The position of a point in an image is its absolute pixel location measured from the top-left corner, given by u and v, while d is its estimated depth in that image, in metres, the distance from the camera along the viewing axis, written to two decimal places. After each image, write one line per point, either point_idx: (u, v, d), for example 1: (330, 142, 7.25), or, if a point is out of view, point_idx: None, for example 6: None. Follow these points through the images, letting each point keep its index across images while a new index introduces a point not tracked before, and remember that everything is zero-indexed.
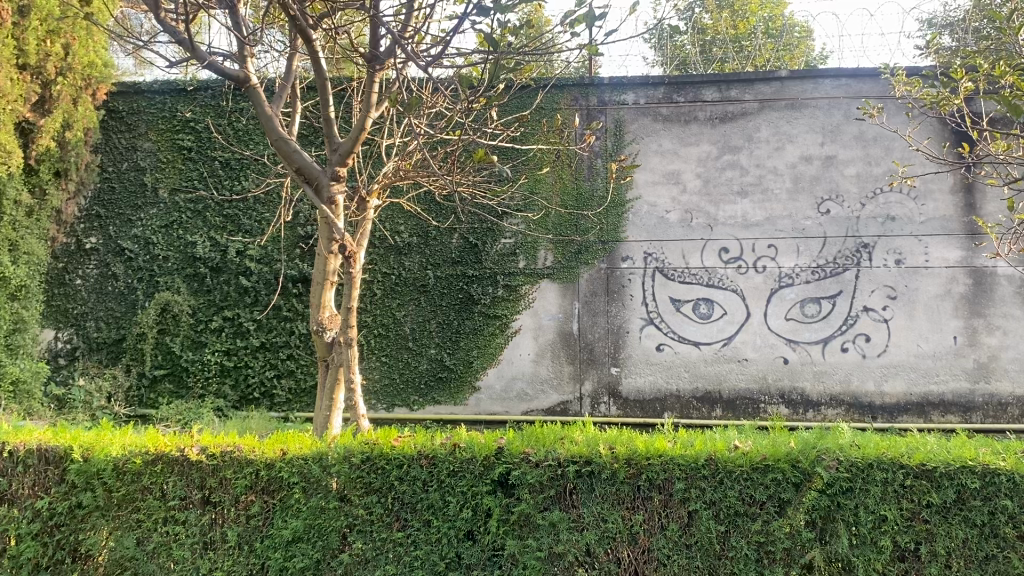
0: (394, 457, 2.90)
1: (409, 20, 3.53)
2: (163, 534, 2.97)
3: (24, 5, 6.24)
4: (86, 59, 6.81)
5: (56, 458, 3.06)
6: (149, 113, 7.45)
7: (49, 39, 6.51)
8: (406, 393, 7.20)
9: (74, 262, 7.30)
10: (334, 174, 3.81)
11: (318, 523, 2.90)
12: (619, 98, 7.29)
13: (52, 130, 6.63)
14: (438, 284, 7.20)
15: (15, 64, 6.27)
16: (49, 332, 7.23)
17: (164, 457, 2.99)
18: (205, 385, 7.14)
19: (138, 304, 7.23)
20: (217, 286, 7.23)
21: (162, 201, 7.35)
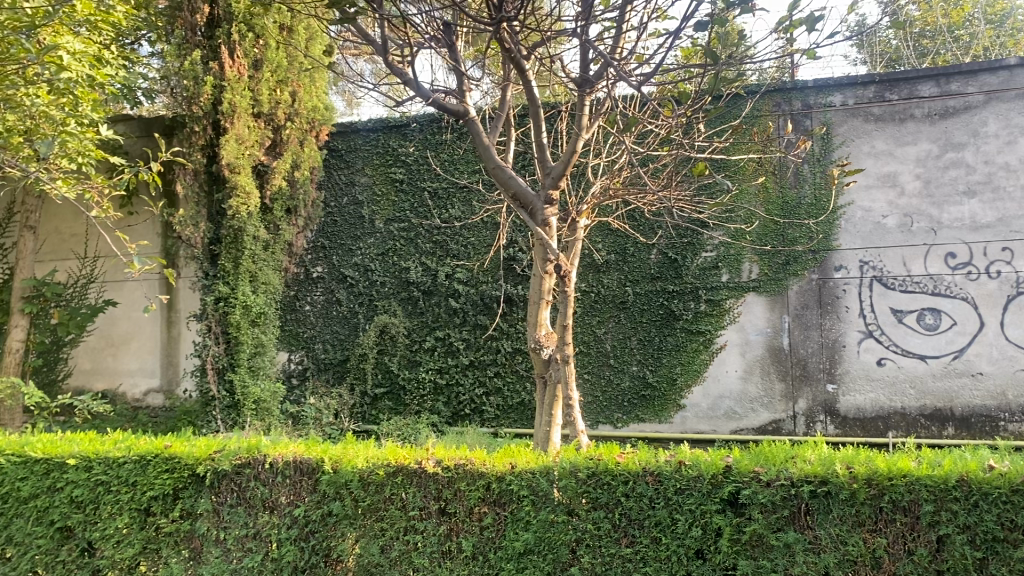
0: (619, 473, 2.93)
1: (618, 43, 3.65)
2: (405, 542, 3.16)
3: (258, 60, 6.93)
4: (309, 104, 7.43)
5: (309, 470, 3.34)
6: (364, 149, 8.00)
7: (279, 88, 7.15)
8: (610, 410, 7.23)
9: (304, 290, 7.95)
10: (548, 198, 3.92)
11: (548, 536, 2.98)
12: (826, 100, 6.98)
13: (283, 170, 7.26)
14: (638, 301, 7.19)
15: (251, 113, 6.93)
16: (283, 354, 7.90)
17: (404, 469, 3.19)
18: (421, 402, 7.52)
19: (360, 327, 7.77)
20: (429, 308, 7.61)
21: (378, 230, 7.85)
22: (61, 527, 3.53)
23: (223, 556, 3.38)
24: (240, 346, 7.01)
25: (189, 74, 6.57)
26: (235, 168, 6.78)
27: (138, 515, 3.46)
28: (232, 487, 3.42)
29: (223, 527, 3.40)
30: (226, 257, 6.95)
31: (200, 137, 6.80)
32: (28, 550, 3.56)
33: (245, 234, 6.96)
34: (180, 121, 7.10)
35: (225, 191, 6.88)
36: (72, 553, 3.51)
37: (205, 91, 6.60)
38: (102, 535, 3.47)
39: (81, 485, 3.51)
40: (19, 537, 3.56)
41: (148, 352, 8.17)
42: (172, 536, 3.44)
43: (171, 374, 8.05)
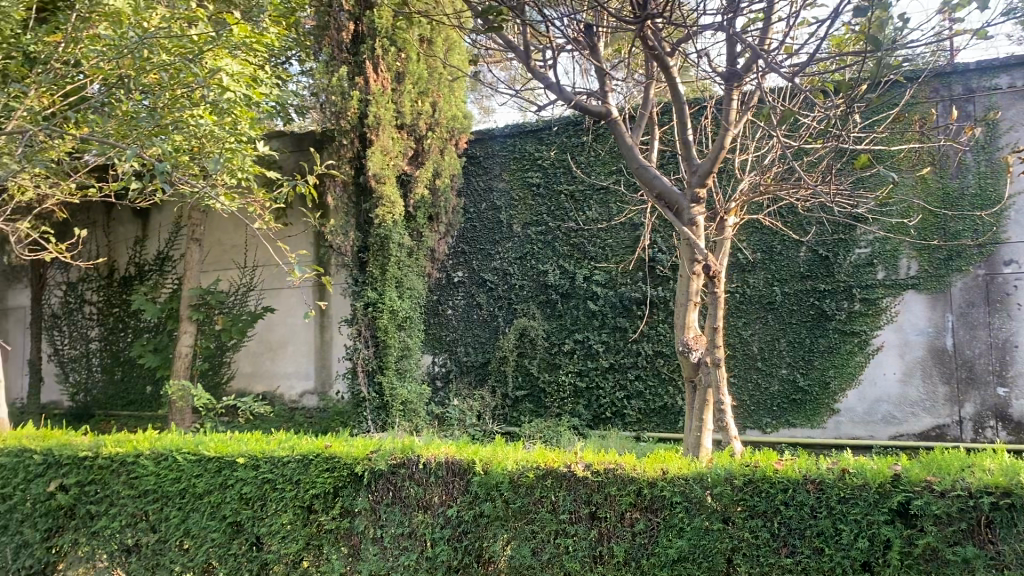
0: (778, 480, 2.83)
1: (766, 35, 3.55)
2: (556, 545, 3.16)
3: (400, 73, 7.14)
4: (449, 113, 7.60)
5: (461, 471, 3.41)
6: (502, 155, 8.11)
7: (421, 99, 7.34)
8: (758, 415, 6.99)
9: (446, 294, 8.13)
10: (694, 196, 3.85)
11: (703, 544, 2.90)
12: (990, 84, 6.53)
13: (425, 178, 7.45)
14: (786, 301, 6.93)
15: (395, 124, 7.16)
16: (428, 357, 8.10)
17: (554, 472, 3.20)
18: (561, 404, 7.52)
19: (500, 331, 7.87)
20: (568, 310, 7.60)
21: (516, 234, 7.93)
22: (232, 521, 3.73)
23: (380, 554, 3.49)
24: (387, 349, 7.20)
25: (337, 90, 6.85)
26: (381, 178, 7.00)
27: (301, 512, 3.63)
28: (388, 487, 3.53)
29: (380, 525, 3.51)
30: (373, 264, 7.17)
31: (348, 150, 7.07)
32: (203, 543, 3.77)
33: (391, 242, 7.13)
34: (328, 135, 7.41)
35: (372, 201, 7.10)
36: (243, 546, 3.71)
37: (352, 106, 6.85)
38: (270, 530, 3.65)
39: (249, 483, 3.70)
40: (195, 530, 3.78)
41: (303, 356, 8.58)
42: (332, 533, 3.58)
43: (325, 377, 8.42)
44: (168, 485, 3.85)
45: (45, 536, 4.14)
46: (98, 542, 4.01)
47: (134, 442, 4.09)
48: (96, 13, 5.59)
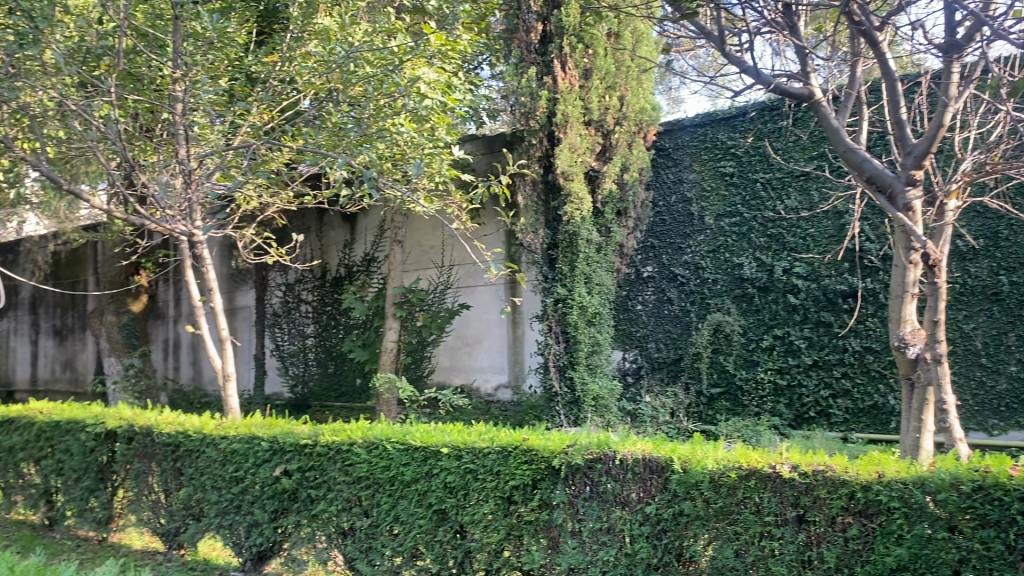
0: (1014, 488, 2.57)
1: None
2: (761, 548, 3.05)
3: (588, 69, 7.15)
4: (638, 106, 7.45)
5: (659, 468, 3.37)
6: (692, 146, 7.93)
7: (609, 94, 7.29)
8: (982, 416, 6.39)
9: (635, 289, 8.03)
10: (910, 179, 3.59)
11: (925, 553, 2.69)
12: None
13: (613, 173, 7.37)
14: (1015, 291, 6.29)
15: (583, 121, 7.19)
16: (618, 353, 8.05)
17: (757, 473, 3.08)
18: (760, 403, 7.26)
19: (693, 326, 7.67)
20: (766, 305, 7.31)
21: (709, 227, 7.71)
22: (438, 509, 3.89)
23: (579, 548, 3.51)
24: (578, 345, 7.21)
25: (526, 91, 7.11)
26: (570, 175, 7.07)
27: (502, 502, 3.72)
28: (585, 481, 3.55)
29: (578, 519, 3.54)
30: (563, 261, 7.23)
31: (537, 149, 7.24)
32: (411, 529, 3.96)
33: (580, 238, 7.15)
34: (518, 136, 7.60)
35: (561, 198, 7.18)
36: (448, 534, 3.86)
37: (540, 106, 7.07)
38: (472, 519, 3.77)
39: (453, 472, 3.84)
40: (404, 516, 3.97)
41: (497, 351, 8.79)
42: (532, 525, 3.65)
43: (518, 372, 8.60)
44: (378, 473, 4.07)
45: (272, 517, 4.50)
46: (318, 524, 4.32)
47: (348, 431, 4.36)
48: (308, 31, 6.07)
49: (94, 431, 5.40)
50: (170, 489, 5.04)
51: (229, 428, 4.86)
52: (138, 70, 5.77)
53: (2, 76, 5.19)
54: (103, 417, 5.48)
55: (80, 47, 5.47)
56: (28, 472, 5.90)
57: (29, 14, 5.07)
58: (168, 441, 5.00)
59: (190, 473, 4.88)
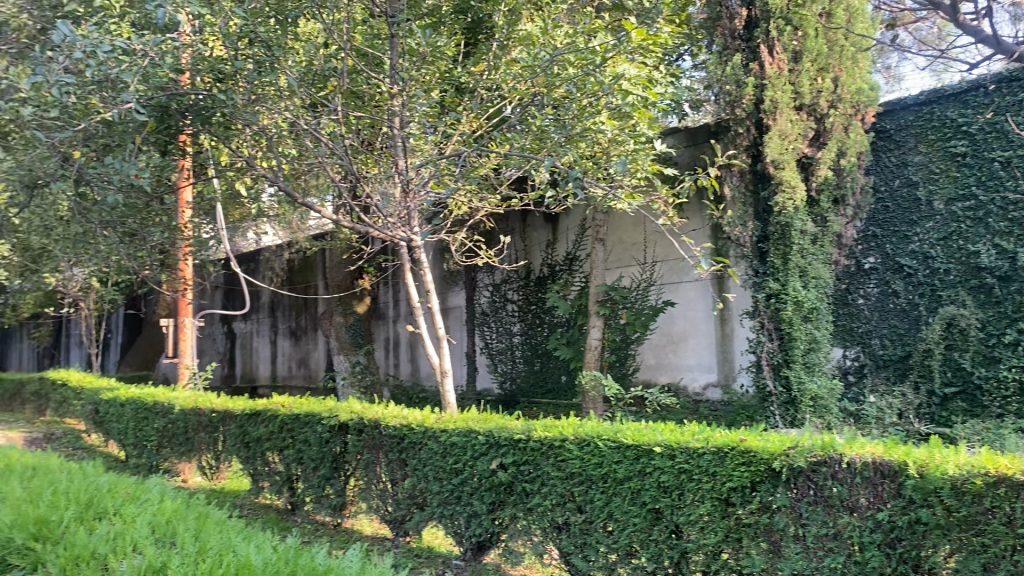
0: None
1: None
2: (1014, 563, 2.79)
3: (797, 52, 6.90)
4: (854, 87, 6.95)
5: (892, 472, 3.15)
6: (918, 126, 7.36)
7: (821, 76, 6.95)
8: None
9: (856, 282, 7.55)
10: None
11: None
12: None
13: (829, 160, 6.89)
14: None
15: (793, 106, 6.91)
16: (838, 351, 7.61)
17: (1008, 480, 2.81)
18: (1004, 404, 6.57)
19: (922, 320, 7.14)
20: (1008, 296, 6.63)
21: (938, 212, 7.12)
22: (652, 508, 3.86)
23: (803, 553, 3.38)
24: (793, 342, 6.86)
25: (732, 79, 7.05)
26: (780, 164, 6.81)
27: (719, 504, 3.63)
28: (809, 485, 3.39)
29: (802, 524, 3.39)
30: (775, 254, 6.93)
31: (744, 138, 7.08)
32: (626, 527, 3.96)
33: (793, 229, 6.82)
34: (723, 126, 7.43)
35: (772, 188, 6.91)
36: (663, 533, 3.82)
37: (747, 92, 6.95)
38: (688, 519, 3.71)
39: (667, 471, 3.81)
40: (618, 514, 3.98)
41: (704, 348, 8.57)
42: (752, 528, 3.54)
43: (727, 369, 8.31)
44: (591, 470, 4.11)
45: (490, 509, 4.67)
46: (534, 518, 4.43)
47: (560, 427, 4.43)
48: (513, 39, 6.20)
49: (329, 423, 5.85)
50: (396, 479, 5.36)
51: (448, 422, 5.09)
52: (360, 88, 6.21)
53: (245, 102, 5.74)
54: (336, 410, 5.92)
55: (309, 70, 5.99)
56: (273, 460, 6.49)
57: (266, 42, 5.59)
58: (394, 433, 5.33)
59: (413, 464, 5.16)
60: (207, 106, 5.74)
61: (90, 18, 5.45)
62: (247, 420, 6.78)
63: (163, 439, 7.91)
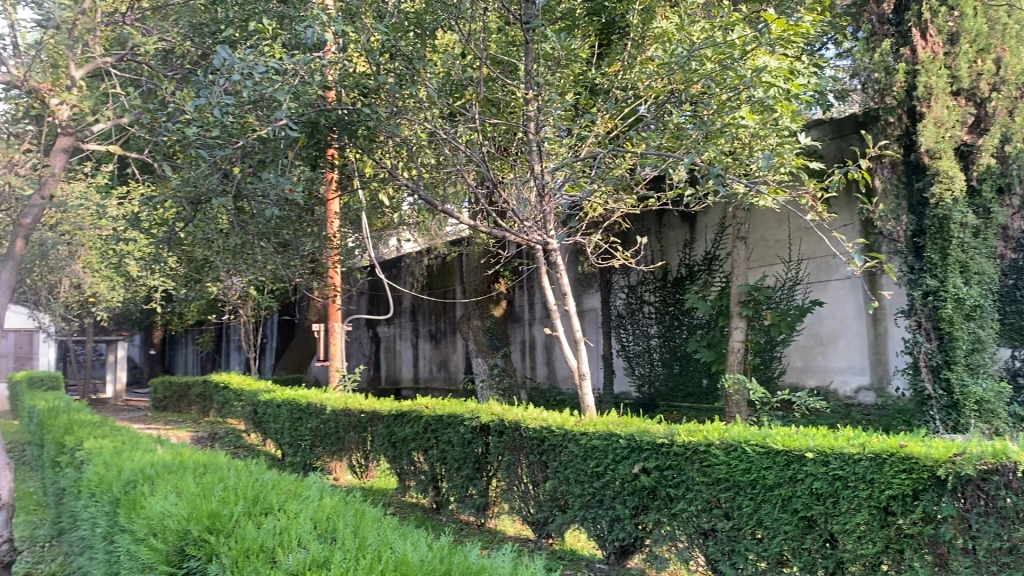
0: None
1: None
2: None
3: (953, 35, 6.56)
4: (1020, 67, 6.45)
5: None
6: None
7: (981, 58, 6.52)
8: None
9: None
10: None
11: None
12: None
13: (992, 147, 6.42)
14: None
15: (950, 91, 6.50)
16: (1006, 351, 7.08)
17: None
18: None
19: None
20: None
21: None
22: (804, 516, 3.72)
23: (975, 567, 3.20)
24: (954, 342, 6.40)
25: (881, 66, 6.68)
26: (936, 153, 6.43)
27: (877, 513, 3.46)
28: (979, 495, 3.19)
29: (972, 536, 3.21)
30: (931, 249, 6.50)
31: (895, 128, 6.75)
32: (776, 535, 3.84)
33: (952, 222, 6.37)
34: (870, 115, 7.10)
35: (927, 179, 6.53)
36: (816, 542, 3.69)
37: (898, 79, 6.59)
38: (844, 529, 3.56)
39: (820, 478, 3.66)
40: (767, 521, 3.86)
41: (856, 350, 8.19)
42: (915, 539, 3.36)
43: (881, 372, 7.91)
44: (738, 475, 3.99)
45: (633, 513, 4.62)
46: (678, 523, 4.35)
47: (705, 431, 4.32)
48: (647, 37, 6.13)
49: (471, 424, 5.97)
50: (537, 481, 5.39)
51: (588, 425, 5.07)
52: (495, 96, 6.32)
53: (388, 115, 5.95)
54: (478, 411, 6.03)
55: (447, 81, 6.13)
56: (418, 459, 6.68)
57: (407, 56, 5.78)
58: (535, 435, 5.36)
59: (554, 466, 5.17)
60: (352, 120, 5.98)
61: (245, 42, 5.81)
62: (393, 420, 7.01)
63: (316, 438, 8.29)
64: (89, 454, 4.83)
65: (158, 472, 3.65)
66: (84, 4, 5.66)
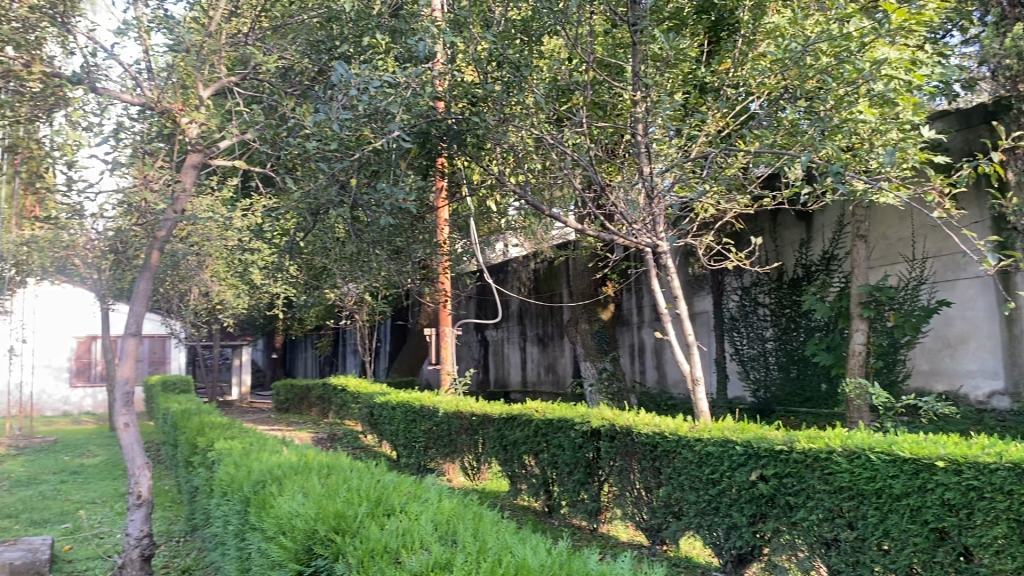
0: None
1: None
2: None
3: None
4: None
5: None
6: None
7: None
8: None
9: None
10: None
11: None
12: None
13: None
14: None
15: None
16: None
17: None
18: None
19: None
20: None
21: None
22: (935, 528, 3.56)
23: None
24: None
25: (1013, 51, 6.28)
26: None
27: (1017, 527, 3.29)
28: None
29: None
30: None
31: None
32: (905, 547, 3.68)
33: None
34: (1002, 104, 6.71)
35: None
36: (949, 556, 3.52)
37: None
38: (980, 542, 3.39)
39: (953, 488, 3.50)
40: (895, 532, 3.71)
41: (988, 353, 7.75)
42: None
43: (1017, 376, 7.45)
44: (863, 484, 3.85)
45: (751, 521, 4.52)
46: (799, 532, 4.22)
47: (826, 438, 4.18)
48: (759, 32, 6.13)
49: (582, 429, 5.97)
50: (651, 487, 5.33)
51: (702, 430, 4.99)
52: (602, 99, 6.42)
53: (497, 122, 6.02)
54: (589, 415, 6.02)
55: (555, 86, 6.27)
56: (529, 463, 6.71)
57: (514, 63, 5.89)
58: (647, 441, 5.31)
59: (668, 472, 5.11)
60: (461, 129, 6.06)
61: (360, 57, 6.02)
62: (503, 424, 7.08)
63: (429, 440, 8.46)
64: (220, 454, 5.07)
65: (284, 472, 3.80)
66: (210, 27, 5.98)
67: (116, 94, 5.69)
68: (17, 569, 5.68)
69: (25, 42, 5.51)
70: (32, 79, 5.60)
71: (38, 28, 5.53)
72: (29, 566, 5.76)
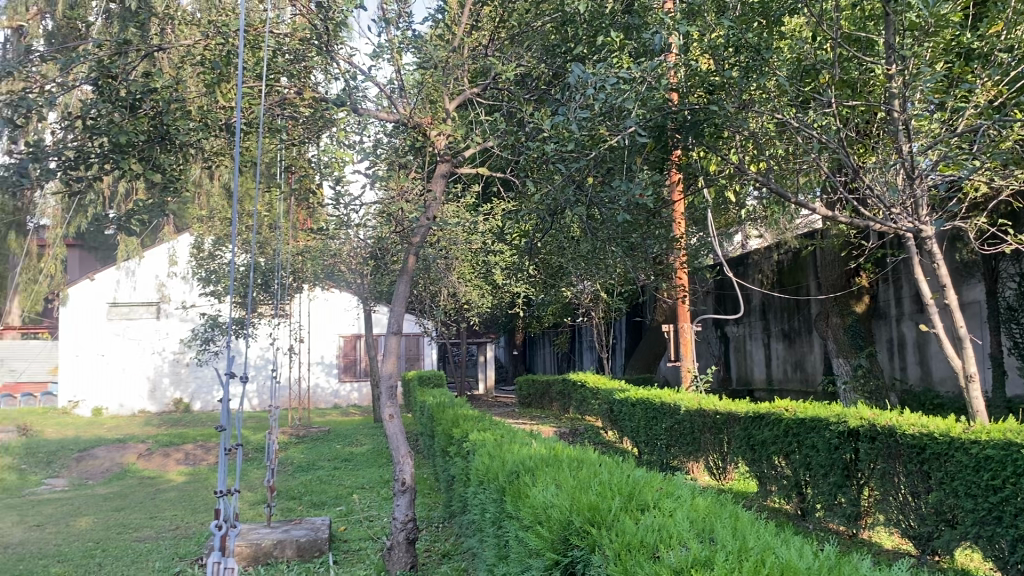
0: None
1: None
2: None
3: None
4: None
5: None
6: None
7: None
8: None
9: None
10: None
11: None
12: None
13: None
14: None
15: None
16: None
17: None
18: None
19: None
20: None
21: None
22: None
23: None
24: None
25: None
26: None
27: None
28: None
29: None
30: None
31: None
32: None
33: None
34: None
35: None
36: None
37: None
38: None
39: None
40: None
41: None
42: None
43: None
44: None
45: None
46: None
47: None
48: None
49: (838, 429, 5.66)
50: (919, 492, 4.93)
51: (979, 433, 4.55)
52: (853, 75, 6.08)
53: (736, 110, 5.95)
54: (845, 415, 5.70)
55: (799, 66, 6.09)
56: (779, 463, 6.45)
57: (754, 46, 5.79)
58: (913, 443, 4.93)
59: (939, 478, 4.71)
60: (698, 119, 5.87)
61: (595, 56, 6.07)
62: (750, 423, 6.85)
63: (672, 438, 8.37)
64: (475, 445, 5.35)
65: (537, 464, 3.94)
66: (455, 43, 6.31)
67: (374, 113, 6.17)
68: (303, 546, 6.35)
69: (298, 72, 6.14)
70: (304, 105, 6.23)
71: (308, 58, 6.13)
72: (313, 543, 6.40)
